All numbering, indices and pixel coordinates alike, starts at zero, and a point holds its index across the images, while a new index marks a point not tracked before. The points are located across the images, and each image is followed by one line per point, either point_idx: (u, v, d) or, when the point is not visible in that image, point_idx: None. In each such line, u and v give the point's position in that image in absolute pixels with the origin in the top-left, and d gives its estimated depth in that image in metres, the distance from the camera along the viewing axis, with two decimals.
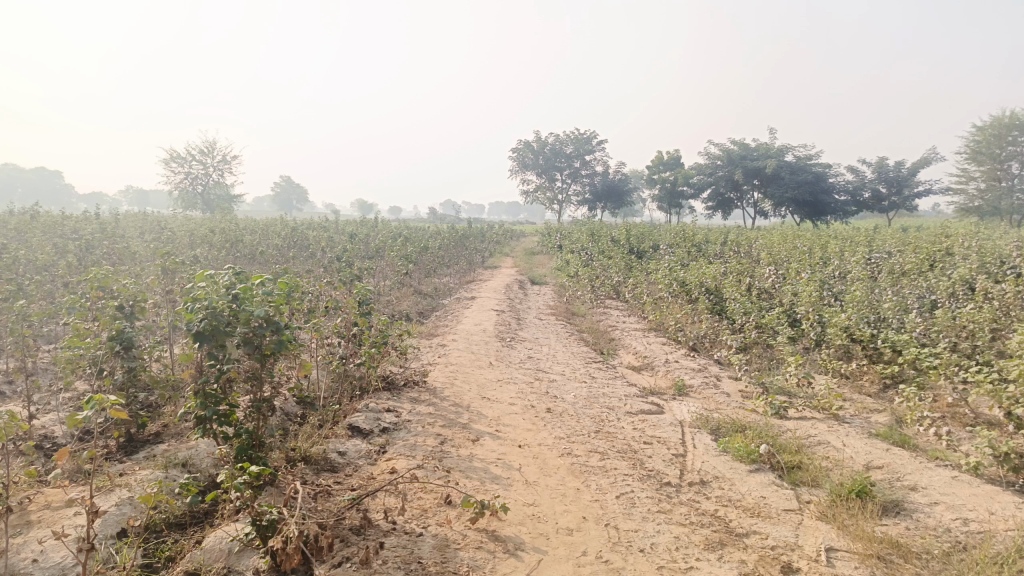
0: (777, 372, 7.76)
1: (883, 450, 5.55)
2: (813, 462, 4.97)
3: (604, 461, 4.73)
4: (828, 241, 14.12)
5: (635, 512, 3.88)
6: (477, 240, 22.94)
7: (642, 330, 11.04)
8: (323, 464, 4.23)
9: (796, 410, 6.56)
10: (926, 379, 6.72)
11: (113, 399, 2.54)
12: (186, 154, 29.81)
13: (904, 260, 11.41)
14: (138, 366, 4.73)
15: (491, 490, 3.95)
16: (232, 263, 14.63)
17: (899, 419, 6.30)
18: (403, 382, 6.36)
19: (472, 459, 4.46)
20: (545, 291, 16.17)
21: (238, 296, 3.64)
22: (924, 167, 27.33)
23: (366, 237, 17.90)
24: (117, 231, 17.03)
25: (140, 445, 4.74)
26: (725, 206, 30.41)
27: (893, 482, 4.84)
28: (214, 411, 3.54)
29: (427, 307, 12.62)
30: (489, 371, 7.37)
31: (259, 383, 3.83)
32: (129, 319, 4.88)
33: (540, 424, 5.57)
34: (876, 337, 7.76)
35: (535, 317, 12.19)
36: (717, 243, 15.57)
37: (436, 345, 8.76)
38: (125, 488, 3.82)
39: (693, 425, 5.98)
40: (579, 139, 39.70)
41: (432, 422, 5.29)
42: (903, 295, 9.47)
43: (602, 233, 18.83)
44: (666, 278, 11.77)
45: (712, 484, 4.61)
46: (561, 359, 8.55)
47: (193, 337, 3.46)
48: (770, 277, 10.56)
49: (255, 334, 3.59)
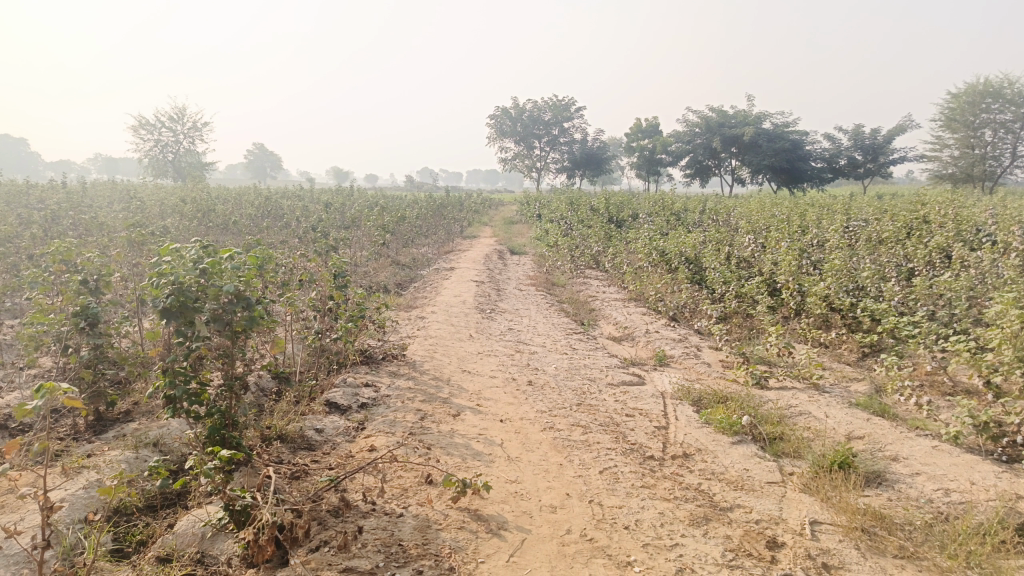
0: (757, 341, 7.76)
1: (863, 420, 5.55)
2: (796, 433, 4.95)
3: (587, 435, 4.67)
4: (806, 210, 14.11)
5: (619, 488, 3.83)
6: (455, 209, 22.67)
7: (622, 300, 11.00)
8: (300, 442, 4.13)
9: (777, 379, 6.56)
10: (905, 348, 6.74)
11: (67, 389, 2.36)
12: (155, 121, 29.06)
13: (882, 229, 11.42)
14: (104, 343, 4.55)
15: (473, 467, 3.87)
16: (205, 233, 14.31)
17: (879, 388, 6.32)
18: (382, 356, 6.25)
19: (453, 435, 4.38)
20: (524, 262, 16.06)
21: (206, 271, 3.48)
22: (899, 134, 27.42)
23: (342, 206, 17.63)
24: (85, 200, 16.57)
25: (110, 424, 4.59)
26: (703, 173, 30.35)
27: (874, 453, 4.84)
28: (184, 390, 3.41)
29: (405, 278, 12.45)
30: (469, 343, 7.28)
31: (232, 360, 3.69)
32: (94, 294, 4.67)
33: (522, 397, 5.50)
34: (856, 306, 7.77)
35: (515, 288, 12.10)
36: (696, 212, 15.50)
37: (415, 317, 8.64)
38: (93, 470, 3.68)
39: (675, 396, 5.95)
40: (557, 106, 39.28)
41: (411, 396, 5.20)
42: (881, 263, 9.48)
43: (580, 202, 18.69)
44: (646, 248, 11.70)
45: (695, 457, 4.57)
46: (541, 331, 8.48)
47: (160, 314, 3.31)
48: (749, 245, 10.52)
49: (226, 310, 3.45)
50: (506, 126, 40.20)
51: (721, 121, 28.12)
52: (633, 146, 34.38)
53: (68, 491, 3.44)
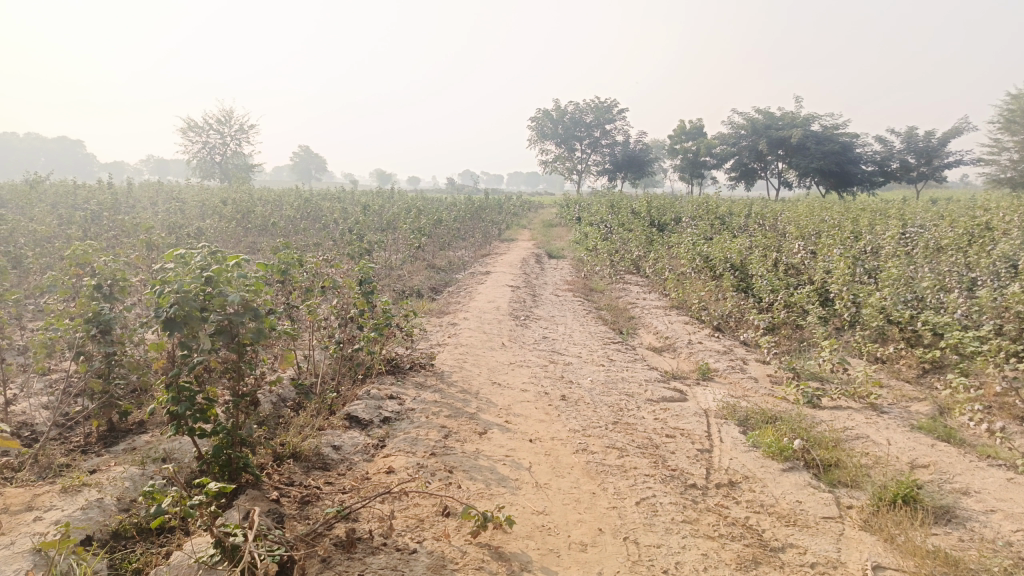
0: (808, 355, 7.31)
1: (927, 446, 5.09)
2: (853, 460, 4.54)
3: (623, 460, 4.32)
4: (859, 214, 13.48)
5: (656, 522, 3.48)
6: (493, 213, 22.40)
7: (664, 307, 10.60)
8: (314, 461, 3.87)
9: (831, 398, 6.10)
10: (971, 366, 6.23)
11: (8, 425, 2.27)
12: (203, 123, 29.51)
13: (941, 236, 10.78)
14: (117, 350, 4.32)
15: (497, 495, 3.56)
16: (242, 235, 14.28)
17: (943, 410, 5.84)
18: (409, 366, 5.99)
19: (477, 457, 4.08)
20: (562, 266, 15.76)
21: (212, 279, 3.23)
22: (954, 137, 26.35)
23: (380, 208, 17.53)
24: (128, 201, 16.70)
25: (122, 437, 4.38)
26: (749, 176, 29.59)
27: (940, 485, 4.39)
28: (188, 407, 3.15)
29: (440, 282, 12.23)
30: (501, 352, 6.98)
31: (239, 374, 3.43)
32: (107, 300, 4.47)
33: (555, 413, 5.17)
34: (916, 319, 7.24)
35: (552, 294, 11.78)
36: (742, 216, 14.94)
37: (446, 323, 8.39)
38: (95, 489, 3.45)
39: (719, 415, 5.55)
40: (600, 107, 38.82)
41: (436, 411, 4.91)
42: (940, 273, 8.91)
43: (622, 205, 18.30)
44: (689, 253, 11.28)
45: (741, 486, 4.19)
46: (578, 340, 8.15)
47: (162, 325, 3.05)
48: (799, 252, 9.99)
49: (231, 320, 3.18)
50: (547, 128, 39.96)
51: (767, 123, 27.45)
52: (676, 148, 33.78)
53: (65, 512, 3.19)
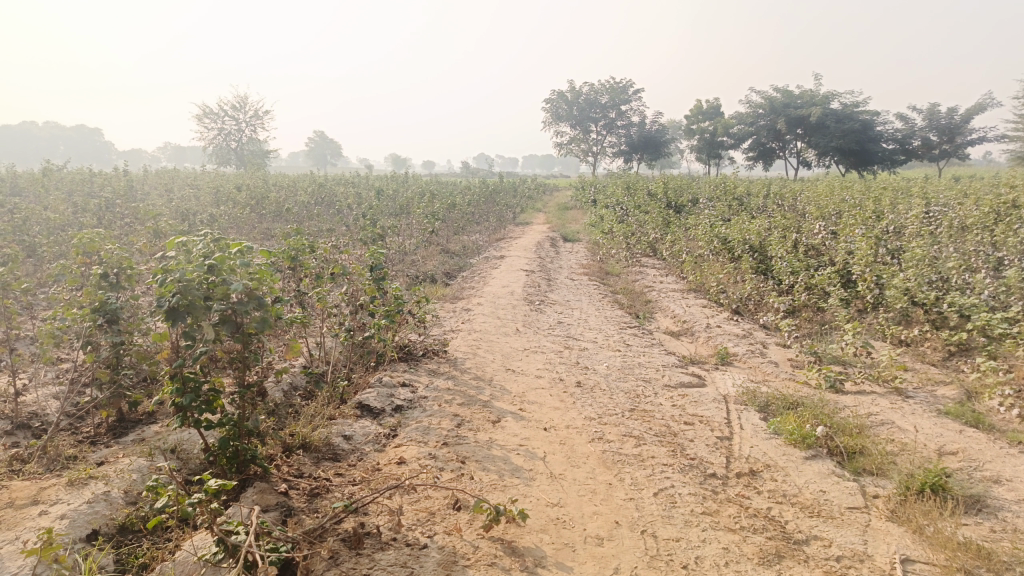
0: (830, 339, 7.14)
1: (955, 432, 4.93)
2: (879, 447, 4.40)
3: (640, 449, 4.21)
4: (880, 193, 13.19)
5: (675, 514, 3.37)
6: (507, 196, 22.22)
7: (681, 291, 10.44)
8: (324, 451, 3.79)
9: (854, 383, 5.94)
10: (1000, 348, 6.03)
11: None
12: (218, 109, 29.47)
13: (966, 215, 10.50)
14: (124, 341, 4.26)
15: (510, 487, 3.47)
16: (256, 221, 14.24)
17: (970, 395, 5.67)
18: (422, 353, 5.90)
19: (491, 447, 3.98)
20: (578, 249, 15.60)
21: (215, 267, 3.14)
22: (978, 113, 25.81)
23: (395, 193, 17.43)
24: (144, 188, 16.70)
25: (132, 429, 4.34)
26: (767, 156, 29.14)
27: (970, 473, 4.23)
28: (193, 398, 3.08)
29: (454, 267, 12.12)
30: (515, 338, 6.87)
31: (245, 365, 3.34)
32: (114, 289, 4.40)
33: (570, 400, 5.07)
34: (941, 300, 7.04)
35: (567, 278, 11.64)
36: (760, 197, 14.67)
37: (460, 309, 8.29)
38: (102, 483, 3.39)
39: (739, 402, 5.42)
40: (615, 88, 38.35)
41: (449, 399, 4.82)
42: (966, 253, 8.67)
43: (638, 187, 18.08)
44: (707, 235, 11.08)
45: (763, 475, 4.07)
46: (594, 324, 8.03)
47: (165, 315, 2.98)
48: (820, 232, 9.78)
49: (235, 310, 3.09)
50: (562, 110, 39.58)
51: (786, 101, 26.98)
52: (692, 128, 33.35)
53: (71, 506, 3.14)
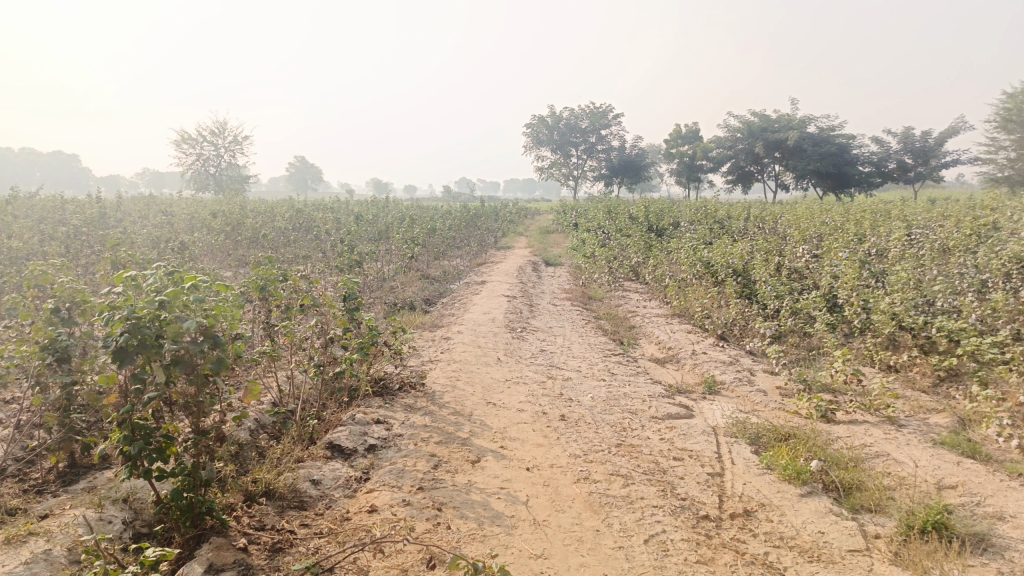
0: (818, 365, 6.97)
1: (953, 464, 4.74)
2: (876, 482, 4.21)
3: (628, 489, 3.98)
4: (860, 215, 13.17)
5: (669, 564, 3.14)
6: (488, 220, 22.05)
7: (665, 316, 10.27)
8: (290, 499, 3.53)
9: (846, 412, 5.76)
10: (990, 374, 5.89)
11: None
12: (196, 133, 29.18)
13: (947, 237, 10.46)
14: (76, 381, 3.96)
15: (490, 537, 3.22)
16: (232, 248, 13.93)
17: (964, 423, 5.50)
18: (398, 387, 5.65)
19: (470, 490, 3.74)
20: (560, 274, 15.43)
21: (167, 303, 2.88)
22: (951, 136, 26.18)
23: (374, 217, 17.20)
24: (117, 215, 16.33)
25: (83, 477, 4.03)
26: (746, 179, 29.31)
27: (972, 509, 4.03)
28: (143, 447, 2.82)
29: (434, 293, 11.89)
30: (496, 368, 6.63)
31: (200, 409, 3.07)
32: (66, 324, 4.10)
33: (553, 436, 4.83)
34: (929, 324, 6.90)
35: (549, 303, 11.44)
36: (741, 220, 14.62)
37: (440, 338, 8.04)
38: (43, 540, 3.10)
39: (729, 434, 5.20)
40: (596, 113, 38.61)
41: (426, 437, 4.56)
42: (950, 276, 8.58)
43: (620, 210, 17.99)
44: (689, 260, 10.94)
45: (758, 515, 3.85)
46: (577, 352, 7.82)
47: (113, 355, 2.73)
48: (803, 256, 9.67)
49: (189, 350, 2.83)
50: (542, 134, 39.69)
51: (763, 125, 27.26)
52: (672, 152, 33.54)
53: (6, 568, 2.84)
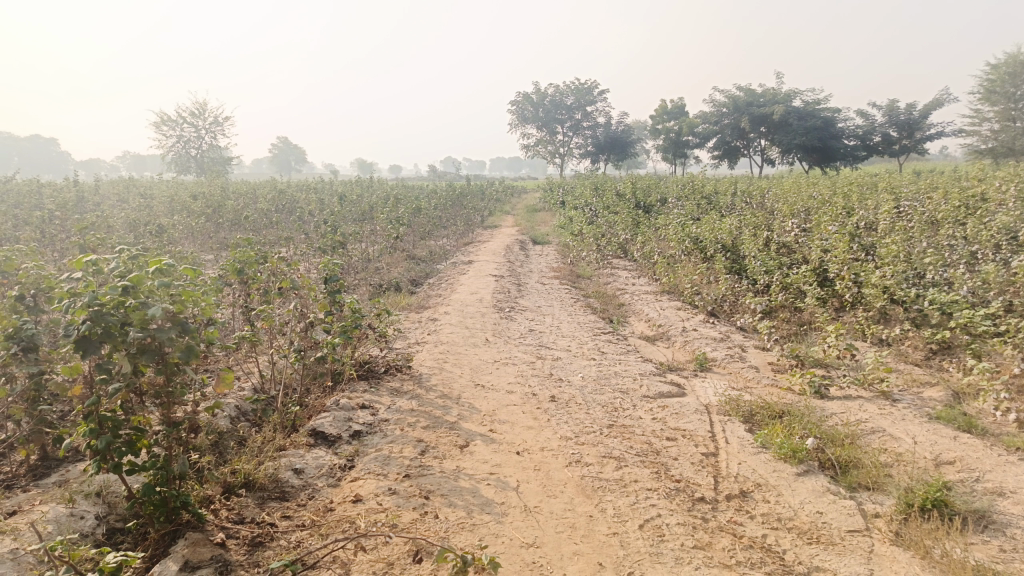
0: (809, 341, 6.89)
1: (949, 439, 4.66)
2: (873, 459, 4.12)
3: (622, 472, 3.87)
4: (848, 189, 13.06)
5: (665, 550, 3.03)
6: (474, 199, 21.82)
7: (654, 293, 10.16)
8: (272, 490, 3.39)
9: (839, 388, 5.67)
10: (984, 346, 5.81)
11: None
12: (176, 115, 28.63)
13: (936, 209, 10.38)
14: (44, 372, 3.78)
15: (480, 526, 3.10)
16: (213, 231, 13.65)
17: (958, 396, 5.43)
18: (383, 370, 5.51)
19: (458, 477, 3.61)
20: (547, 252, 15.26)
21: (130, 289, 2.71)
22: (936, 109, 26.10)
23: (358, 197, 16.93)
24: (96, 199, 15.98)
25: (54, 470, 3.87)
26: (732, 154, 29.17)
27: (972, 485, 3.95)
28: (111, 441, 2.67)
29: (420, 274, 11.70)
30: (484, 349, 6.50)
31: (171, 400, 2.91)
32: (32, 312, 3.91)
33: (543, 418, 4.71)
34: (921, 297, 6.81)
35: (537, 282, 11.29)
36: (728, 195, 14.48)
37: (426, 319, 7.89)
38: (10, 538, 2.94)
39: (722, 412, 5.11)
40: (580, 89, 38.24)
41: (413, 422, 4.43)
42: (940, 248, 8.50)
43: (606, 187, 17.80)
44: (678, 235, 10.80)
45: (754, 496, 3.75)
46: (566, 331, 7.70)
47: (75, 346, 2.57)
48: (792, 230, 9.56)
49: (157, 337, 2.68)
50: (527, 112, 39.29)
51: (749, 100, 27.11)
52: (658, 128, 33.33)
53: None
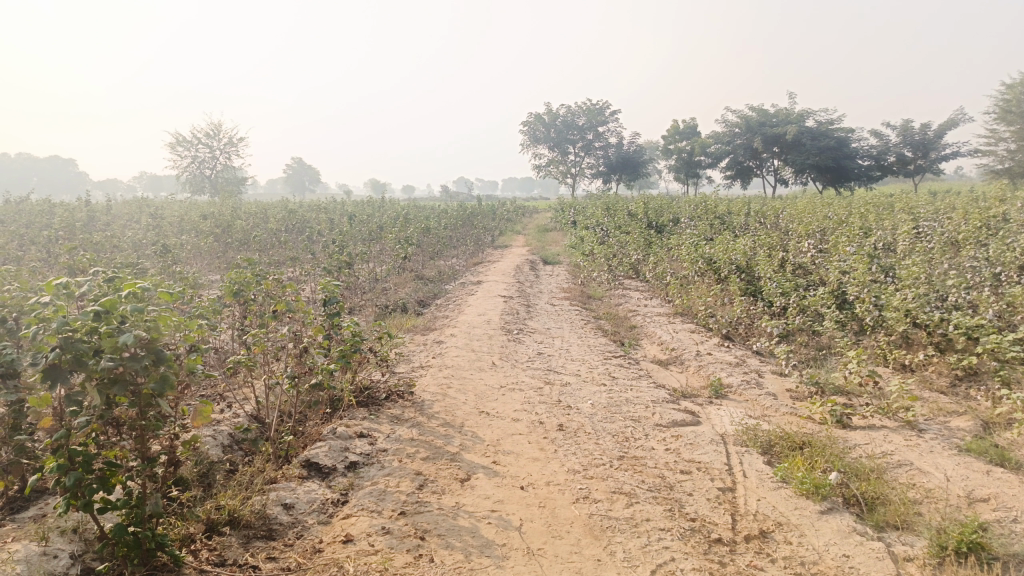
0: (828, 366, 6.62)
1: (981, 473, 4.37)
2: (901, 496, 3.86)
3: (632, 509, 3.63)
4: (864, 209, 12.78)
5: None
6: (485, 219, 21.69)
7: (667, 315, 9.91)
8: (258, 527, 3.18)
9: (862, 417, 5.40)
10: (1014, 373, 5.52)
11: None
12: (191, 135, 28.83)
13: (956, 230, 10.08)
14: (23, 399, 3.59)
15: (478, 572, 2.87)
16: (221, 251, 13.56)
17: (987, 426, 5.15)
18: (384, 397, 5.30)
19: (457, 515, 3.38)
20: (558, 273, 15.05)
21: (101, 314, 2.52)
22: (951, 129, 25.78)
23: (368, 216, 16.83)
24: (107, 219, 15.98)
25: (32, 504, 3.66)
26: (744, 174, 28.94)
27: (1009, 526, 3.67)
28: (81, 478, 2.47)
29: (428, 294, 11.52)
30: (490, 374, 6.27)
31: (146, 433, 2.71)
32: (13, 336, 3.73)
33: (550, 448, 4.48)
34: (945, 321, 6.53)
35: (547, 303, 11.08)
36: (741, 215, 14.25)
37: (432, 342, 7.67)
38: None
39: (739, 442, 4.85)
40: (592, 109, 38.22)
41: (412, 453, 4.21)
42: (962, 270, 8.20)
43: (618, 207, 17.61)
44: (690, 256, 10.57)
45: (775, 537, 3.50)
46: (576, 355, 7.46)
47: (44, 375, 2.41)
48: (809, 251, 9.29)
49: (130, 366, 2.48)
50: (539, 132, 39.29)
51: (762, 120, 26.93)
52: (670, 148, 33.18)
53: None
